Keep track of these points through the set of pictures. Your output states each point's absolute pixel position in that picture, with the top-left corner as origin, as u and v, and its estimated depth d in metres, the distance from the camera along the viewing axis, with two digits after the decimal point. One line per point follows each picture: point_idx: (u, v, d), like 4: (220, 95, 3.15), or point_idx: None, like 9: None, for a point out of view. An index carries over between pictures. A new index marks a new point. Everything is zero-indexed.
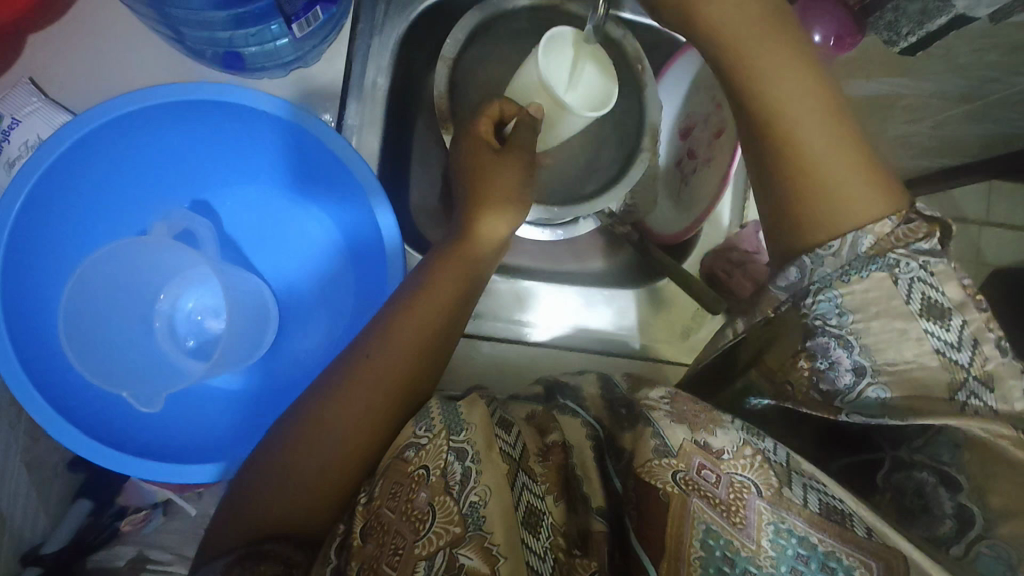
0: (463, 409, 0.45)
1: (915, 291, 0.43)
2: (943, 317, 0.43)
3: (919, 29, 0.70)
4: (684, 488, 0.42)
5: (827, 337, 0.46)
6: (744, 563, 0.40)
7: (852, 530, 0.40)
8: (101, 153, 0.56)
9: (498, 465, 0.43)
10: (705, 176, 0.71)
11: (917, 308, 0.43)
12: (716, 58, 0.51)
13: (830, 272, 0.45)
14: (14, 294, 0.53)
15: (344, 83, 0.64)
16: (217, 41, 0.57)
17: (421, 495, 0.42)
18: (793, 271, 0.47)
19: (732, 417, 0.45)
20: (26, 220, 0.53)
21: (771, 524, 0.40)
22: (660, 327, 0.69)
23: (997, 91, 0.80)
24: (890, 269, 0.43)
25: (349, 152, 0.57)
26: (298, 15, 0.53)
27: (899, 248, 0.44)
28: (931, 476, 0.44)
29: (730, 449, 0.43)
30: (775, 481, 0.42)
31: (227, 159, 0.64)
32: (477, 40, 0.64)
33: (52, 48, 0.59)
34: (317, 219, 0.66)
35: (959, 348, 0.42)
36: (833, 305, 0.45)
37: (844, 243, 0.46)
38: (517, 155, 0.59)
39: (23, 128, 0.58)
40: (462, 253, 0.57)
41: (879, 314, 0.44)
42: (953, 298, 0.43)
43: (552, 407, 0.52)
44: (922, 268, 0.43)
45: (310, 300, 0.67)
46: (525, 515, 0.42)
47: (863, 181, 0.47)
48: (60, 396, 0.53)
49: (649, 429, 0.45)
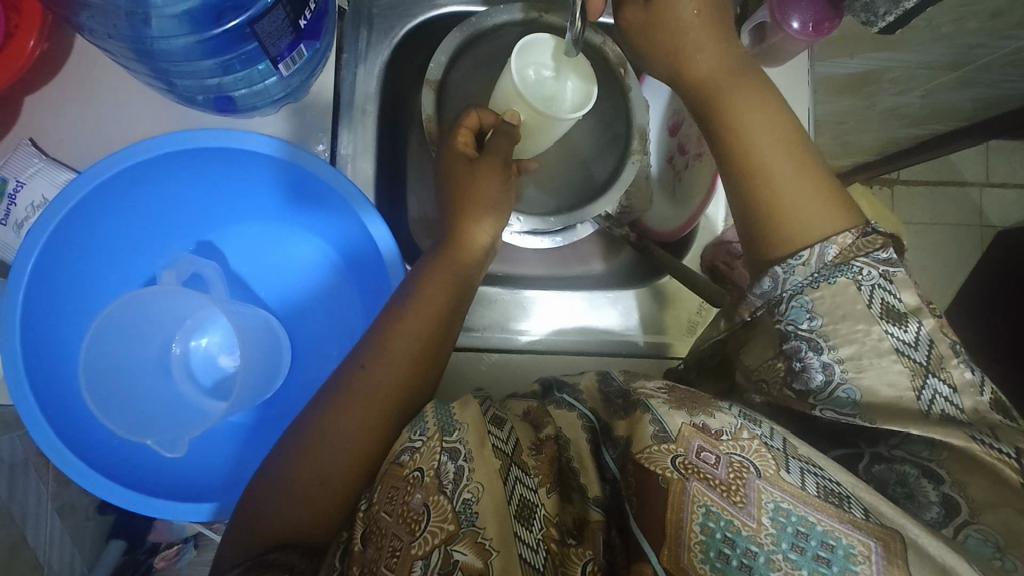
0: (457, 409, 0.48)
1: (876, 297, 0.44)
2: (901, 320, 0.44)
3: (897, 7, 0.61)
4: (682, 473, 0.42)
5: (798, 341, 0.47)
6: (745, 542, 0.40)
7: (850, 512, 0.40)
8: (104, 210, 0.58)
9: (489, 461, 0.44)
10: (698, 170, 0.71)
11: (877, 311, 0.44)
12: (672, 77, 0.56)
13: (801, 281, 0.47)
14: (34, 355, 0.54)
15: (335, 112, 0.65)
16: (208, 87, 0.58)
17: (417, 497, 0.43)
18: (767, 280, 0.48)
19: (729, 405, 0.47)
20: (38, 282, 0.54)
21: (770, 503, 0.41)
22: (664, 322, 0.69)
23: (984, 56, 0.78)
24: (853, 277, 0.45)
25: (340, 180, 0.58)
26: (283, 55, 0.54)
27: (860, 257, 0.46)
28: (913, 468, 0.45)
29: (728, 431, 0.44)
30: (772, 463, 0.42)
31: (225, 199, 0.65)
32: (462, 59, 0.66)
33: (50, 108, 0.61)
34: (313, 244, 0.68)
35: (916, 347, 0.44)
36: (803, 309, 0.46)
37: (812, 253, 0.47)
38: (495, 163, 0.61)
39: (28, 189, 0.59)
40: (451, 261, 0.58)
41: (845, 317, 0.45)
42: (909, 303, 0.44)
43: (548, 402, 0.54)
44: (882, 276, 0.45)
45: (317, 326, 0.69)
46: (518, 508, 0.43)
47: (822, 215, 0.48)
48: (87, 448, 0.55)
49: (648, 416, 0.46)
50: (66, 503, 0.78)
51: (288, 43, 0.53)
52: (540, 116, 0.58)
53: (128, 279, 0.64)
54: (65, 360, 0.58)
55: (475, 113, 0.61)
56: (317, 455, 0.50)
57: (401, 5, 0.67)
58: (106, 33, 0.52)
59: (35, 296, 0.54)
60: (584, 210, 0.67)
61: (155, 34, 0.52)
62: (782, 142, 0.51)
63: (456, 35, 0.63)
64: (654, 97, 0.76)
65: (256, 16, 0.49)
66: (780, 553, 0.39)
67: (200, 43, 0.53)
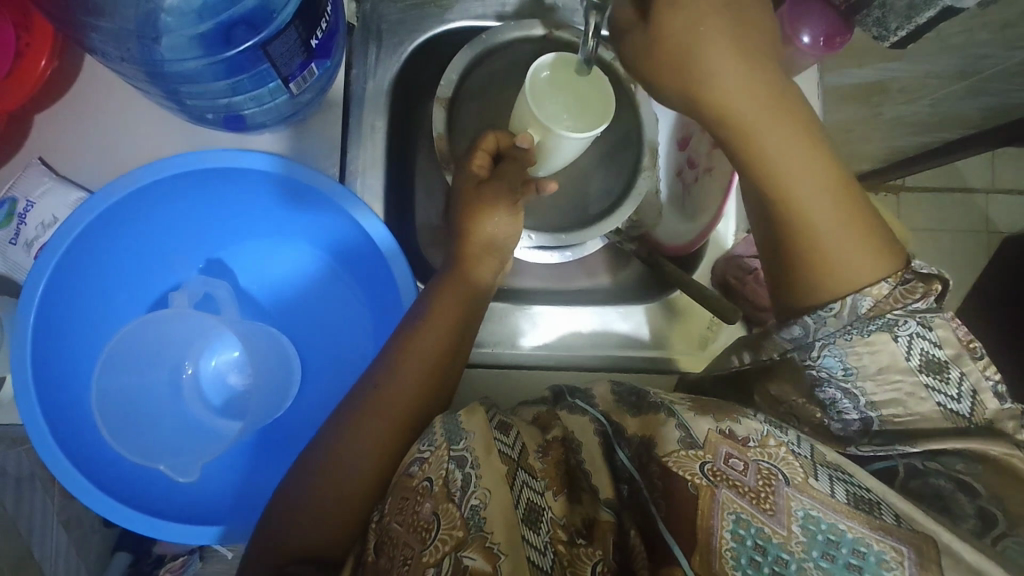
0: (463, 417, 0.47)
1: (914, 349, 0.46)
2: (942, 371, 0.45)
3: (909, 23, 0.68)
4: (712, 480, 0.42)
5: (833, 389, 0.48)
6: (777, 550, 0.40)
7: (881, 518, 0.40)
8: (114, 231, 0.57)
9: (497, 467, 0.44)
10: (706, 186, 0.71)
11: (916, 363, 0.46)
12: None
13: (833, 331, 0.48)
14: (46, 378, 0.54)
15: (344, 137, 0.65)
16: (218, 107, 0.57)
17: (427, 506, 0.43)
18: (797, 328, 0.50)
19: (755, 411, 0.46)
20: (50, 306, 0.54)
21: (800, 510, 0.40)
22: (677, 336, 0.69)
23: (992, 66, 0.77)
24: (890, 329, 0.46)
25: (353, 200, 0.58)
26: (295, 75, 0.54)
27: (897, 308, 0.47)
28: (948, 482, 0.45)
29: (755, 438, 0.43)
30: (801, 471, 0.42)
31: (233, 219, 0.65)
32: (473, 75, 0.65)
33: (61, 128, 0.61)
34: (319, 265, 0.67)
35: (959, 400, 0.45)
36: (837, 362, 0.47)
37: (844, 306, 0.48)
38: (498, 189, 0.59)
39: (38, 209, 0.59)
40: (461, 277, 0.58)
41: (882, 371, 0.47)
42: (950, 351, 0.45)
43: (559, 406, 0.52)
44: (921, 325, 0.45)
45: (323, 343, 0.67)
46: (525, 512, 0.43)
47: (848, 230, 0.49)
48: (98, 472, 0.54)
49: (672, 420, 0.45)
50: (72, 517, 0.77)
51: (299, 62, 0.53)
52: (554, 137, 0.57)
53: (136, 300, 0.64)
54: (77, 382, 0.58)
55: (493, 134, 0.61)
56: (331, 469, 0.50)
57: (409, 20, 0.67)
58: (119, 56, 0.52)
59: (46, 319, 0.54)
60: (594, 228, 0.66)
61: (167, 56, 0.53)
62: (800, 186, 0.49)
63: (465, 54, 0.63)
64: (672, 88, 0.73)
65: (269, 38, 0.50)
66: (812, 561, 0.39)
67: (211, 66, 0.53)
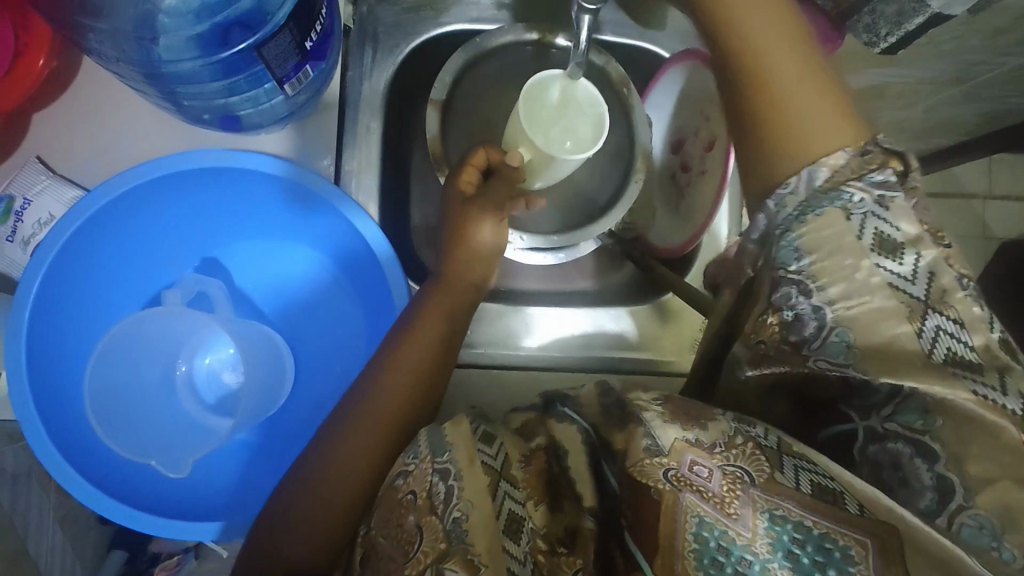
0: (448, 428, 0.47)
1: (868, 227, 0.42)
2: (896, 252, 0.42)
3: (898, 29, 0.69)
4: (675, 485, 0.42)
5: (788, 285, 0.44)
6: (740, 551, 0.40)
7: (846, 509, 0.40)
8: (111, 228, 0.58)
9: (478, 478, 0.44)
10: (702, 188, 0.71)
11: (869, 242, 0.42)
12: None
13: (792, 214, 0.45)
14: (41, 372, 0.55)
15: (339, 135, 0.66)
16: (213, 107, 0.58)
17: (410, 518, 0.44)
18: (762, 218, 0.47)
19: (723, 411, 0.46)
20: (46, 302, 0.55)
21: (764, 512, 0.40)
22: (669, 340, 0.70)
23: (985, 72, 0.78)
24: (844, 205, 0.43)
25: (346, 201, 0.58)
26: (289, 76, 0.54)
27: (853, 182, 0.44)
28: (906, 447, 0.42)
29: (722, 442, 0.43)
30: (766, 467, 0.42)
31: (228, 218, 0.65)
32: (468, 77, 0.66)
33: (59, 127, 0.62)
34: (313, 264, 0.67)
35: (914, 280, 0.41)
36: (792, 247, 0.44)
37: (800, 180, 0.46)
38: (486, 206, 0.59)
39: (35, 206, 0.60)
40: (453, 285, 0.59)
41: (834, 253, 0.43)
42: (906, 233, 0.42)
43: (549, 414, 0.54)
44: (876, 202, 0.43)
45: (317, 341, 0.68)
46: (507, 522, 0.44)
47: (829, 112, 0.48)
48: (90, 466, 0.55)
49: (640, 429, 0.45)
50: (65, 514, 0.77)
51: (293, 64, 0.54)
52: (543, 156, 0.59)
53: (133, 297, 0.65)
54: (72, 377, 0.58)
55: (482, 149, 0.61)
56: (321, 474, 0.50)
57: (406, 23, 0.68)
58: (116, 56, 0.53)
59: (42, 315, 0.55)
60: (585, 230, 0.67)
61: (163, 57, 0.53)
62: (781, 71, 0.48)
63: (459, 56, 0.63)
64: (668, 88, 0.73)
65: (264, 40, 0.50)
66: (776, 562, 0.39)
67: (207, 66, 0.54)
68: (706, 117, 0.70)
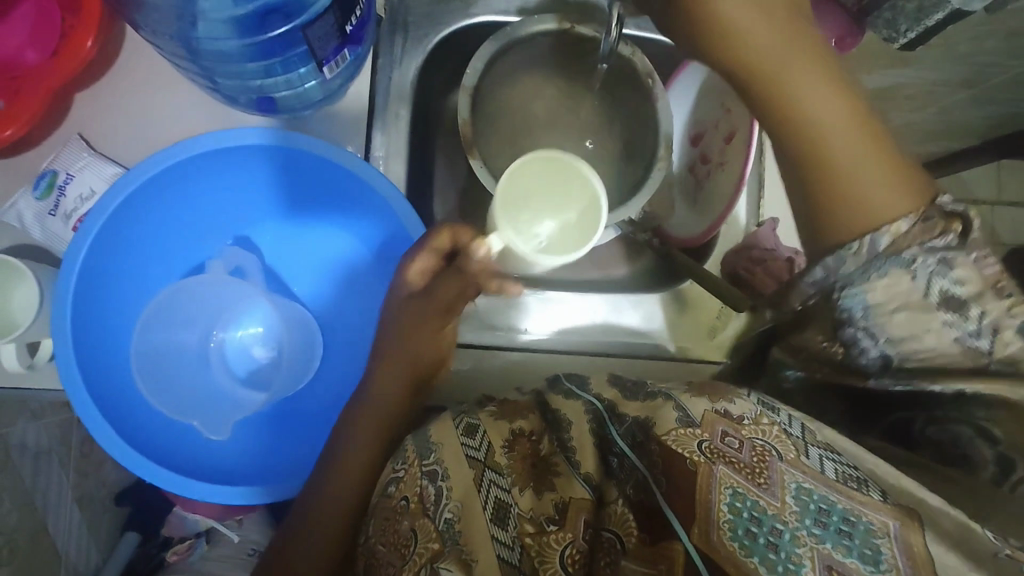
0: (433, 431, 0.52)
1: (933, 286, 0.44)
2: (962, 308, 0.44)
3: (918, 26, 0.71)
4: (709, 456, 0.44)
5: (853, 329, 0.48)
6: (771, 521, 0.41)
7: (868, 493, 0.42)
8: (154, 201, 0.60)
9: (462, 475, 0.48)
10: (718, 180, 0.73)
11: (935, 300, 0.44)
12: None
13: (854, 270, 0.45)
14: (86, 338, 0.56)
15: (369, 116, 0.67)
16: (250, 88, 0.61)
17: (405, 523, 0.48)
18: (818, 271, 0.47)
19: (747, 393, 0.49)
20: (92, 270, 0.57)
21: (793, 483, 0.42)
22: (687, 327, 0.71)
23: (998, 73, 0.80)
24: (907, 267, 0.44)
25: (377, 177, 0.60)
26: (329, 59, 0.56)
27: (915, 245, 0.44)
28: (965, 428, 0.47)
29: (750, 416, 0.46)
30: (792, 448, 0.44)
31: (262, 198, 0.67)
32: (497, 66, 0.68)
33: (99, 107, 0.64)
34: (342, 243, 0.69)
35: (979, 336, 0.44)
36: (859, 301, 0.46)
37: (864, 243, 0.45)
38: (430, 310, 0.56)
39: (77, 181, 0.61)
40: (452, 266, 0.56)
41: (899, 307, 0.45)
42: (971, 289, 0.44)
43: (554, 391, 0.54)
44: (941, 262, 0.43)
45: (345, 318, 0.70)
46: (494, 511, 0.46)
47: (872, 158, 0.47)
48: (131, 430, 0.56)
49: (671, 403, 0.48)
50: (83, 495, 0.78)
51: (334, 47, 0.56)
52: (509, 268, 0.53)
53: (169, 270, 0.67)
54: (112, 345, 0.60)
55: (448, 234, 0.52)
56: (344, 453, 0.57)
57: (436, 13, 0.70)
58: (161, 33, 0.55)
59: (87, 283, 0.57)
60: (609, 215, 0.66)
61: (202, 36, 0.54)
62: (824, 127, 0.47)
63: (490, 45, 0.65)
64: (689, 81, 0.75)
65: (308, 22, 0.52)
66: (805, 530, 0.40)
67: (247, 48, 0.55)
68: (728, 110, 0.71)
